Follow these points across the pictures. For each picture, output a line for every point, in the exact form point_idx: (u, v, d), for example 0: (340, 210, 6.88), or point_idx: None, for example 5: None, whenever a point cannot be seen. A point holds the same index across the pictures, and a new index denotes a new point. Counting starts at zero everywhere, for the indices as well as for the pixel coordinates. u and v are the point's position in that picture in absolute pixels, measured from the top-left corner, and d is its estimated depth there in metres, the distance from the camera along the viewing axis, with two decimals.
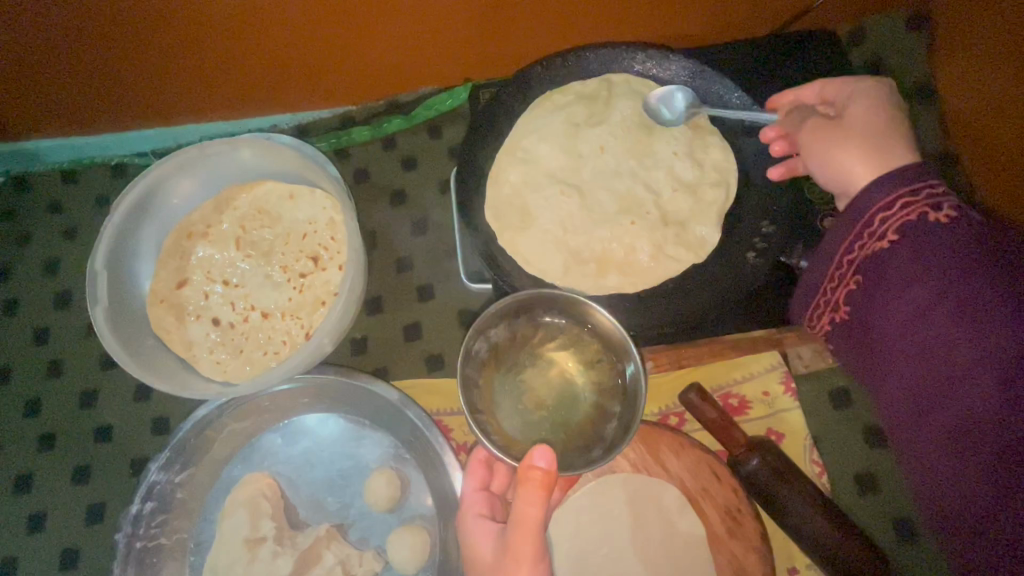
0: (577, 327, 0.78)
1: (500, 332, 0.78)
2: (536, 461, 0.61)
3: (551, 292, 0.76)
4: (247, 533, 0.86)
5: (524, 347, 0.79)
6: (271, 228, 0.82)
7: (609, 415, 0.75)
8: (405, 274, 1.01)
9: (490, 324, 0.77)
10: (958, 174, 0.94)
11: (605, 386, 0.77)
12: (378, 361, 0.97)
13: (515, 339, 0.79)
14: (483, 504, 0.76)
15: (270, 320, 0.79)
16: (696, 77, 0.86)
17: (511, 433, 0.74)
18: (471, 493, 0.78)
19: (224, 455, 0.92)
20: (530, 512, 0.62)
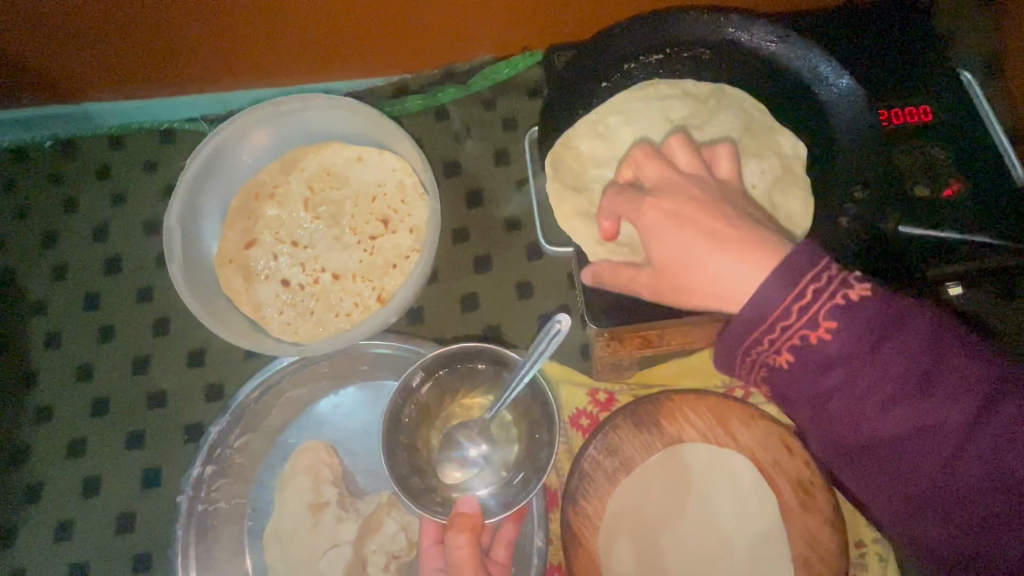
0: (494, 372, 0.82)
1: (427, 391, 0.82)
2: (459, 509, 0.69)
3: (452, 349, 0.80)
4: (310, 498, 0.85)
5: (454, 400, 0.84)
6: (339, 190, 0.81)
7: (540, 441, 0.79)
8: (462, 245, 1.00)
9: (414, 387, 0.81)
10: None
11: (532, 415, 0.81)
12: (436, 331, 0.96)
13: (441, 396, 0.83)
14: (441, 557, 0.73)
15: (341, 282, 0.78)
16: (789, 49, 0.79)
17: (460, 483, 0.80)
18: (428, 547, 0.74)
19: (281, 422, 0.92)
20: (464, 556, 0.66)
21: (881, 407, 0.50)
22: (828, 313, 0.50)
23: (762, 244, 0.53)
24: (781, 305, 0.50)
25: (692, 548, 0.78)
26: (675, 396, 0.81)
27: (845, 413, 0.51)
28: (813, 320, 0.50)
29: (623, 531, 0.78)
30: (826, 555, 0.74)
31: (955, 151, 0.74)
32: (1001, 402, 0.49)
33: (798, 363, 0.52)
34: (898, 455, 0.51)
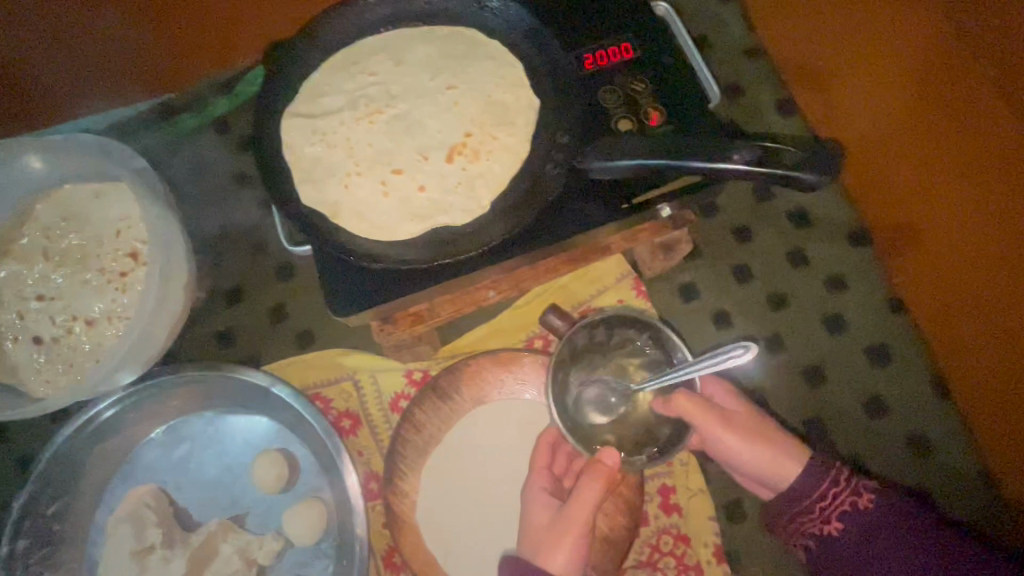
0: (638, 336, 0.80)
1: (604, 331, 0.80)
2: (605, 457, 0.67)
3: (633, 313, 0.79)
4: (134, 545, 0.83)
5: (621, 343, 0.80)
6: (80, 232, 0.78)
7: (657, 437, 0.76)
8: (261, 258, 0.99)
9: (597, 319, 0.79)
10: (764, 65, 1.01)
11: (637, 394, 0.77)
12: (248, 349, 0.96)
13: (595, 340, 0.79)
14: (547, 480, 0.76)
15: (95, 327, 0.75)
16: (481, 6, 0.77)
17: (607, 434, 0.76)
18: (538, 469, 0.77)
19: (100, 476, 0.89)
20: (586, 495, 0.67)
21: (919, 575, 0.65)
22: (838, 518, 0.70)
23: (785, 452, 0.75)
24: (812, 494, 0.71)
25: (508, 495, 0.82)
26: (473, 360, 0.85)
27: (866, 571, 0.68)
28: (826, 475, 0.72)
29: (442, 491, 0.82)
30: (622, 472, 0.81)
31: (656, 80, 0.74)
32: (947, 569, 0.65)
33: (842, 535, 0.70)
34: (872, 561, 0.68)
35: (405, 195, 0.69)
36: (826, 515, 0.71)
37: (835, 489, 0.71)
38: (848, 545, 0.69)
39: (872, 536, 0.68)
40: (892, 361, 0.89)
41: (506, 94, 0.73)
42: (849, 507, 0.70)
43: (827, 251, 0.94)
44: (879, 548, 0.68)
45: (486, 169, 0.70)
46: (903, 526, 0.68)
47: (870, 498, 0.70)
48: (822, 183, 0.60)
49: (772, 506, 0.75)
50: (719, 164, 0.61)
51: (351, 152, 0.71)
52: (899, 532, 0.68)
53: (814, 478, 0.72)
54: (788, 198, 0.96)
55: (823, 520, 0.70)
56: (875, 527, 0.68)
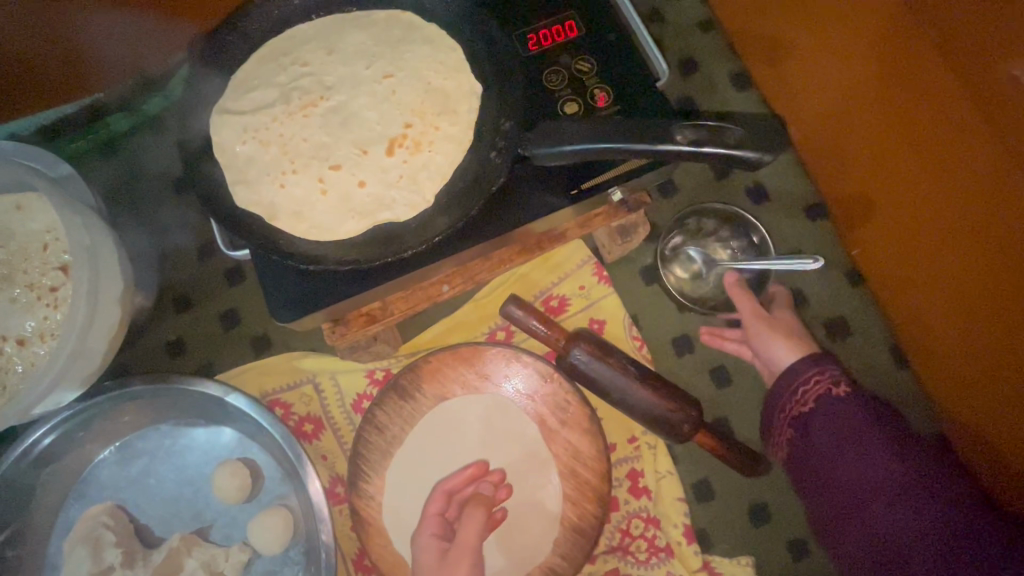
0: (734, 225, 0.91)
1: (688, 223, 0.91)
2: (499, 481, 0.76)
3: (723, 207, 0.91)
4: (92, 567, 0.80)
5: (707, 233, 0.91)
6: (4, 247, 0.73)
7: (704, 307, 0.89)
8: (209, 263, 0.95)
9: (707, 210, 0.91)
10: (717, 39, 1.00)
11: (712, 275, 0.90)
12: (202, 358, 0.93)
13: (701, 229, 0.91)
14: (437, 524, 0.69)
15: (28, 347, 0.71)
16: None
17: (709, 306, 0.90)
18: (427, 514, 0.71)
19: (54, 499, 0.86)
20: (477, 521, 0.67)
21: (874, 466, 0.69)
22: (815, 400, 0.73)
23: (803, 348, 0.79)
24: (798, 379, 0.74)
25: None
26: (433, 357, 0.83)
27: (829, 460, 0.71)
28: (816, 366, 0.74)
29: (406, 492, 0.81)
30: (587, 460, 0.80)
31: (600, 59, 0.73)
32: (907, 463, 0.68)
33: (812, 420, 0.73)
34: (835, 452, 0.71)
35: (345, 191, 0.66)
36: (806, 402, 0.74)
37: (824, 380, 0.73)
38: (822, 429, 0.72)
39: (841, 424, 0.71)
40: (850, 334, 0.90)
41: (446, 80, 0.70)
42: (825, 393, 0.73)
43: (785, 226, 0.93)
44: (846, 440, 0.71)
45: (429, 160, 0.67)
46: (873, 421, 0.71)
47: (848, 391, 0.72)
48: (765, 160, 0.58)
49: (767, 399, 0.78)
50: (658, 145, 0.58)
51: (285, 149, 0.68)
52: (863, 417, 0.71)
53: (805, 365, 0.75)
54: (746, 174, 0.94)
55: (801, 402, 0.74)
56: (845, 418, 0.71)
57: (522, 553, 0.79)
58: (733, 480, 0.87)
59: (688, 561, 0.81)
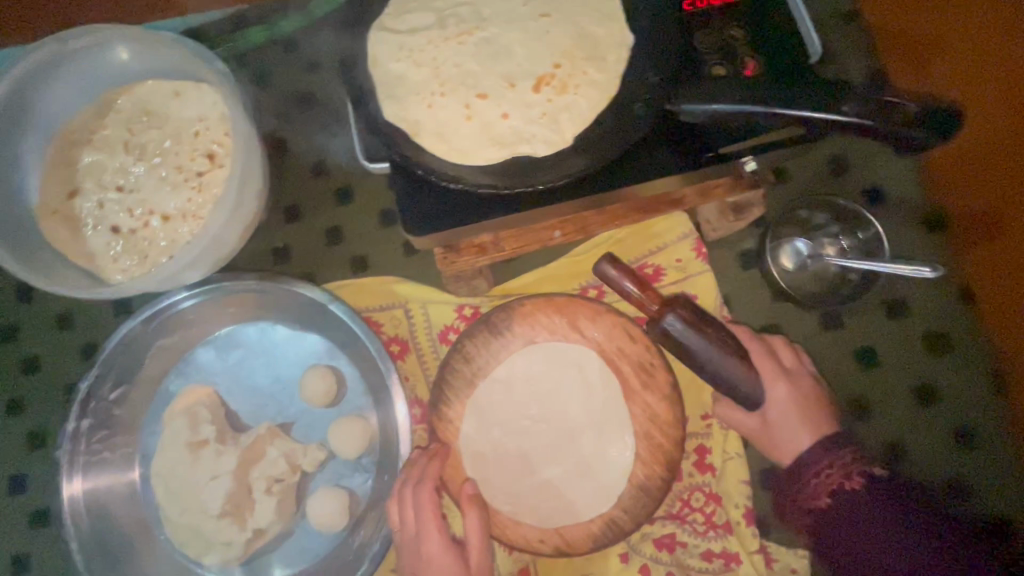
0: (850, 222, 0.89)
1: (803, 211, 0.90)
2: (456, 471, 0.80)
3: (845, 203, 0.89)
4: (188, 437, 0.86)
5: (820, 225, 0.90)
6: (159, 129, 0.79)
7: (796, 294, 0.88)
8: (322, 179, 0.99)
9: (828, 203, 0.89)
10: (860, 30, 0.96)
11: (813, 267, 0.89)
12: (304, 267, 0.97)
13: (813, 220, 0.90)
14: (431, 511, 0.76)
15: (170, 224, 0.76)
16: None
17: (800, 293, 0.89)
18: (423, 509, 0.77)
19: (157, 371, 0.93)
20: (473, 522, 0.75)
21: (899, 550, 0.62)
22: (829, 494, 0.67)
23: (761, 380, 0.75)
24: (813, 469, 0.69)
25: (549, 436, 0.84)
26: (527, 301, 0.86)
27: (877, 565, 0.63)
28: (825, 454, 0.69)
29: (484, 424, 0.84)
30: (664, 426, 0.81)
31: (753, 31, 0.71)
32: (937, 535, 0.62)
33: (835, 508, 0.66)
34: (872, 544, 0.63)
35: (488, 120, 0.68)
36: (834, 493, 0.67)
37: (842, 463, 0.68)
38: (848, 522, 0.65)
39: (871, 509, 0.64)
40: (951, 352, 0.86)
41: (599, 27, 0.70)
42: (840, 488, 0.67)
43: (903, 233, 0.90)
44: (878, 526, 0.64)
45: (572, 103, 0.68)
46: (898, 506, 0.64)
47: (863, 480, 0.66)
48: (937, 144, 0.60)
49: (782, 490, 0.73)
50: (823, 115, 0.59)
51: (436, 72, 0.70)
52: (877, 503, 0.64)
53: (817, 456, 0.70)
54: (867, 173, 0.92)
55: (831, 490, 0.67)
56: (863, 509, 0.65)
57: (587, 503, 0.81)
58: None
59: (745, 542, 0.82)
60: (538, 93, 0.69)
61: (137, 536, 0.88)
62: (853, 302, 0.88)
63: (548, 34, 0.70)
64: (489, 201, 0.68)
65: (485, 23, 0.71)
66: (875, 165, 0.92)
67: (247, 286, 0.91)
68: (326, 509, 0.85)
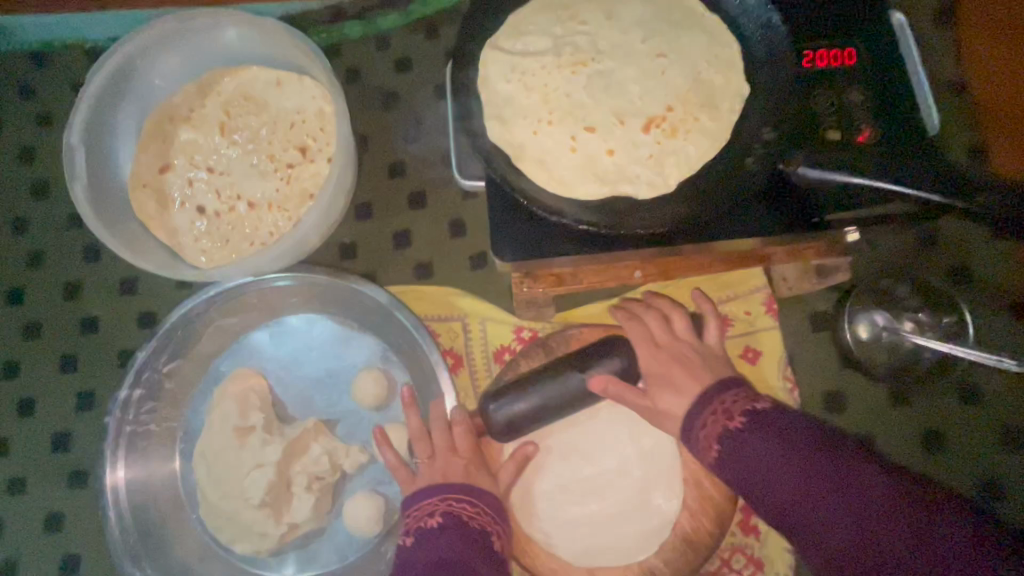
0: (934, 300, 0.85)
1: (887, 280, 0.87)
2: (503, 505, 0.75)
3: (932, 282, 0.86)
4: (235, 422, 0.86)
5: (903, 298, 0.86)
6: (256, 115, 0.79)
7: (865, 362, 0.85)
8: (397, 181, 0.99)
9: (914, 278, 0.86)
10: (964, 102, 0.93)
11: (887, 339, 0.85)
12: (368, 266, 0.97)
13: (895, 291, 0.86)
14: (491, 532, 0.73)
15: (256, 211, 0.77)
16: None
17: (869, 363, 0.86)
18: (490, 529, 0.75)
19: (211, 350, 0.93)
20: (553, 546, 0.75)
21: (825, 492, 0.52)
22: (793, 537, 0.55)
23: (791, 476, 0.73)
24: (759, 464, 0.58)
25: (600, 472, 0.83)
26: (591, 333, 0.86)
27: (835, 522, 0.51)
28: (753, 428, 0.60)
29: (533, 451, 0.83)
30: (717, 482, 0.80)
31: (876, 96, 0.68)
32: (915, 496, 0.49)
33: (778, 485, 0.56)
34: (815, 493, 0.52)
35: (593, 153, 0.67)
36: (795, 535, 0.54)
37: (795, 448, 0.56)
38: (812, 491, 0.53)
39: (825, 475, 0.53)
40: (1021, 448, 0.84)
41: (716, 74, 0.69)
42: (745, 440, 0.60)
43: (984, 317, 0.87)
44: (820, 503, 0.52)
45: (681, 148, 0.67)
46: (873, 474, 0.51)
47: (764, 418, 0.61)
48: None
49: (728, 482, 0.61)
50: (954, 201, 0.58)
51: (546, 98, 0.70)
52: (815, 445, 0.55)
53: (771, 461, 0.57)
54: (955, 251, 0.89)
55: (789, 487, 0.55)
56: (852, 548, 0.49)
57: (631, 547, 0.80)
58: None
59: None
60: (647, 133, 0.68)
61: (170, 511, 0.88)
62: (925, 381, 0.85)
63: (662, 75, 0.70)
64: (583, 236, 0.67)
65: (599, 55, 0.71)
66: (964, 244, 0.89)
67: (313, 278, 0.92)
68: (363, 514, 0.84)
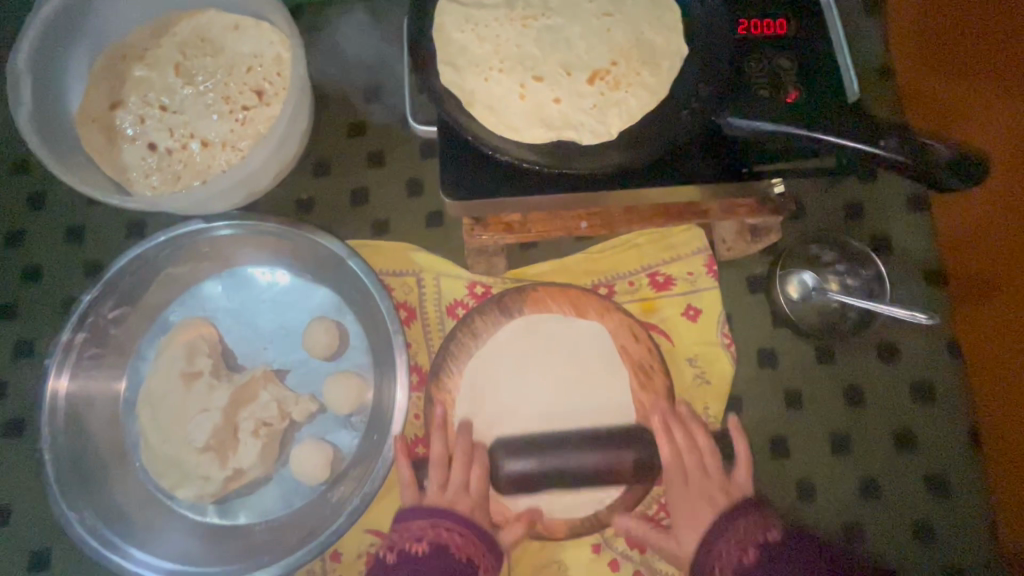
0: (854, 261, 0.92)
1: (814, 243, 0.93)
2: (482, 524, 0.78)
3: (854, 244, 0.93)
4: (183, 367, 0.86)
5: (828, 259, 0.92)
6: (213, 58, 0.80)
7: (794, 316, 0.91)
8: (356, 139, 1.00)
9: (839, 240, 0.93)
10: (891, 87, 1.01)
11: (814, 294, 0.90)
12: (325, 221, 0.98)
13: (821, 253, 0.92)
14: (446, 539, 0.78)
15: (209, 150, 0.77)
16: None
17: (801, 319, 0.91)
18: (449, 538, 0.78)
19: (160, 299, 0.92)
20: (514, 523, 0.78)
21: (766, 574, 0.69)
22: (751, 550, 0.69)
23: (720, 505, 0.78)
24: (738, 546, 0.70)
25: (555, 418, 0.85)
26: (540, 287, 0.89)
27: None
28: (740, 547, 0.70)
29: (477, 399, 0.86)
30: None
31: (802, 62, 0.73)
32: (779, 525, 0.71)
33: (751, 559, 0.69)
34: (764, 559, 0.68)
35: (539, 101, 0.71)
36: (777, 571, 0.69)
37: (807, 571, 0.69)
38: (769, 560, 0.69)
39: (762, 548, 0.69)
40: (934, 400, 0.90)
41: (657, 34, 0.74)
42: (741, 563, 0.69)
43: (903, 282, 0.95)
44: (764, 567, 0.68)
45: (623, 99, 0.71)
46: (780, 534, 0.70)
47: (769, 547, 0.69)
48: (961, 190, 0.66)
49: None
50: (865, 148, 0.63)
51: (497, 50, 0.73)
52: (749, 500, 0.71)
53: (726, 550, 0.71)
54: (877, 221, 0.96)
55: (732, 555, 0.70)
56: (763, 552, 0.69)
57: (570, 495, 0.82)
58: (778, 495, 0.88)
59: None
60: (591, 87, 0.72)
61: (112, 459, 0.87)
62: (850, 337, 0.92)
63: (608, 35, 0.74)
64: (531, 178, 0.70)
65: (549, 14, 0.75)
66: (886, 214, 0.96)
67: (265, 228, 0.91)
68: (311, 460, 0.84)
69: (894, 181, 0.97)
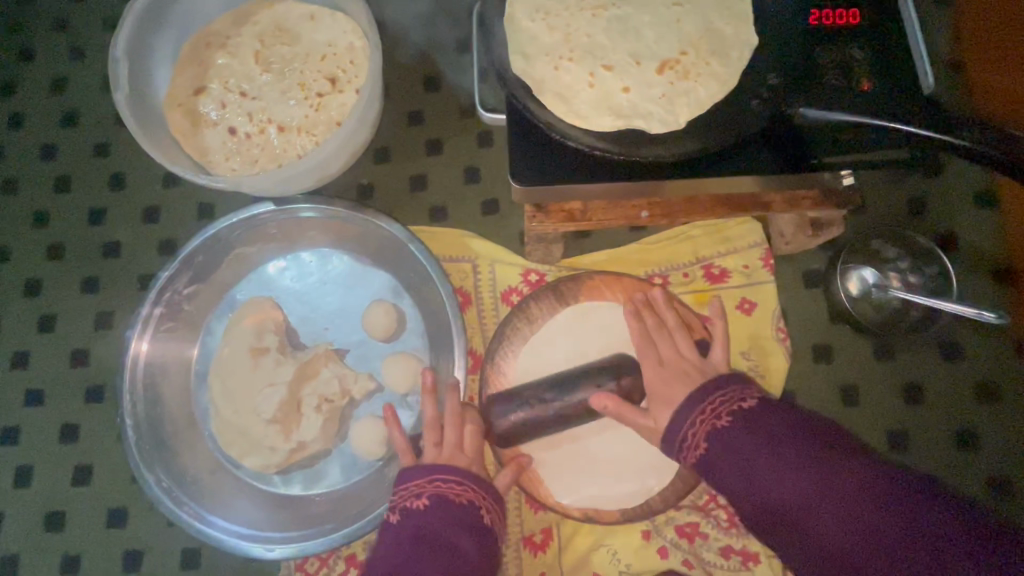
0: (920, 258, 0.89)
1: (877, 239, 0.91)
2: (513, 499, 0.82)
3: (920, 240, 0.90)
4: (251, 342, 0.90)
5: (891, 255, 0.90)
6: (290, 46, 0.83)
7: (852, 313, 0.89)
8: (415, 128, 1.03)
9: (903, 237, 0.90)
10: (962, 80, 0.98)
11: (875, 291, 0.89)
12: (384, 207, 1.01)
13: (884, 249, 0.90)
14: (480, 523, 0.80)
15: (285, 134, 0.80)
16: None
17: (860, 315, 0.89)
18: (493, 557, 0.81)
19: (230, 277, 0.97)
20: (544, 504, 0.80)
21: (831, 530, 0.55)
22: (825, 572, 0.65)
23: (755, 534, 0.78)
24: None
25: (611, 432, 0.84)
26: (595, 275, 0.90)
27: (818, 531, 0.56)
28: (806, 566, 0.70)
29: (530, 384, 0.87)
30: None
31: (876, 52, 0.72)
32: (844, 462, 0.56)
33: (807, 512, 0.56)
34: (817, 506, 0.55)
35: (608, 90, 0.72)
36: None
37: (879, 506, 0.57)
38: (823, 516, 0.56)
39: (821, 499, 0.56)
40: (998, 402, 0.88)
41: (728, 24, 0.73)
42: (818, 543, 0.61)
43: (967, 281, 0.92)
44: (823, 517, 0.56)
45: (691, 89, 0.72)
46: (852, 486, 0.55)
47: None
48: None
49: None
50: (945, 137, 0.62)
51: (567, 39, 0.74)
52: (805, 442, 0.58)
53: None
54: (943, 218, 0.94)
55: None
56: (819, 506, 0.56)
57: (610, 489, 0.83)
58: None
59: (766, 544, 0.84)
60: (660, 76, 0.72)
61: (185, 427, 0.92)
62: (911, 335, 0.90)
63: (677, 25, 0.75)
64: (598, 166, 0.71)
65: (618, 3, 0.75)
66: (953, 212, 0.94)
67: (330, 213, 0.94)
68: (369, 438, 0.87)
69: (961, 177, 0.94)
